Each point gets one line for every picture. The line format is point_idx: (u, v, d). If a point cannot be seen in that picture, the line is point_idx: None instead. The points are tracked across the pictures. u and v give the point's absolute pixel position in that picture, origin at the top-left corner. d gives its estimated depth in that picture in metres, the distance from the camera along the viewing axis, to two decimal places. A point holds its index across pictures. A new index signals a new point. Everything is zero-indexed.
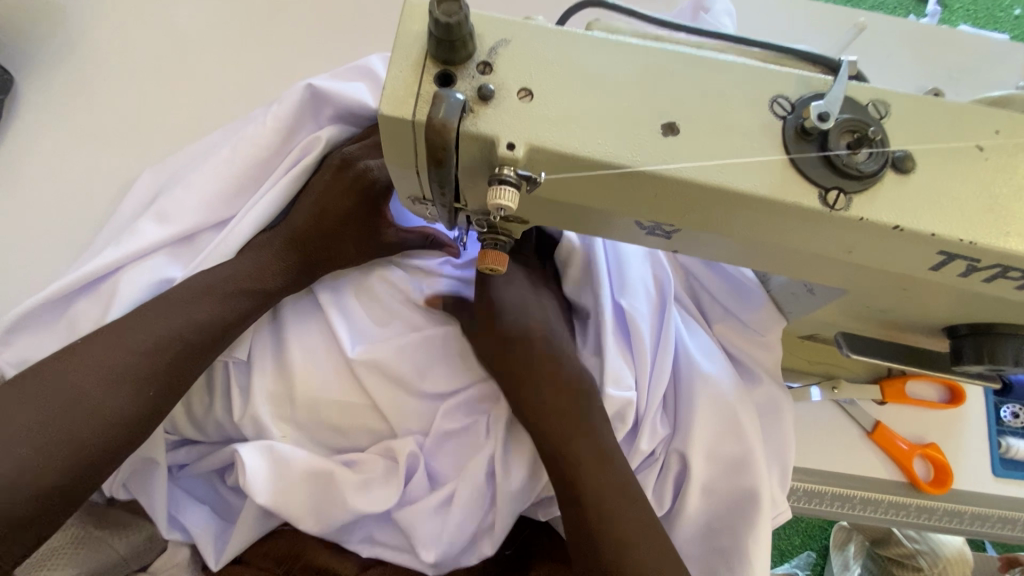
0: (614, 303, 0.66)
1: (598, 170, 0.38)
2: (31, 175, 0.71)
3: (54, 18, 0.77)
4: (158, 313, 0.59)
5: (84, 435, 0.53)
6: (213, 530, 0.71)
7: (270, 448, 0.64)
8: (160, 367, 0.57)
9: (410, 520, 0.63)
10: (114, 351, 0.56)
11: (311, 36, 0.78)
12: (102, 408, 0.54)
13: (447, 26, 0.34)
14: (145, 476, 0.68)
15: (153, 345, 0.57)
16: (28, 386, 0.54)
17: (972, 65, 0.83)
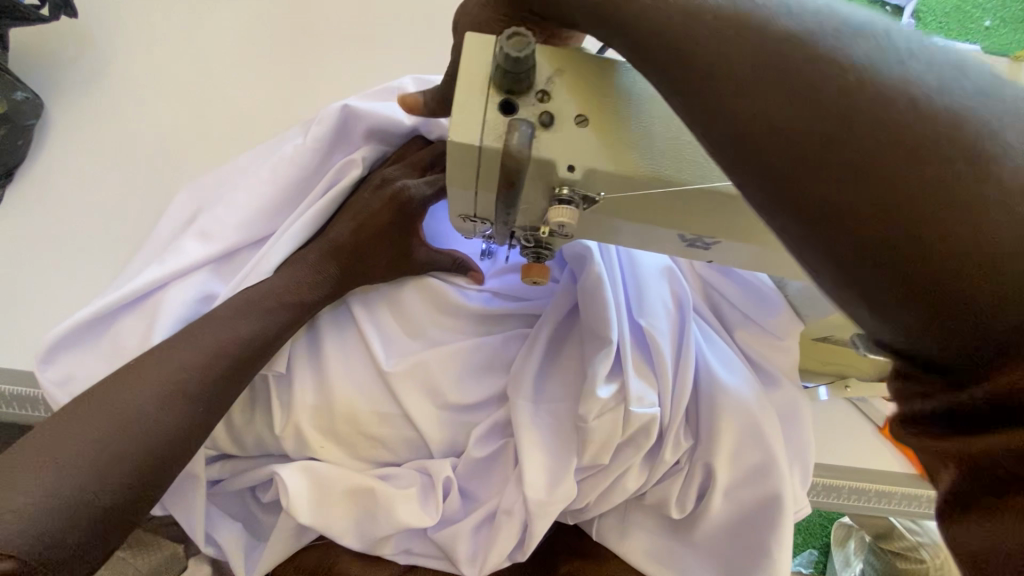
0: (632, 323, 0.64)
1: (647, 188, 0.42)
2: (62, 196, 0.72)
3: (82, 40, 0.78)
4: (205, 331, 0.61)
5: (137, 451, 0.54)
6: (245, 546, 0.72)
7: (309, 468, 0.66)
8: (209, 383, 0.58)
9: (450, 539, 0.65)
10: (166, 368, 0.58)
11: (338, 57, 0.80)
12: (154, 425, 0.55)
13: (516, 60, 0.37)
14: (180, 494, 0.68)
15: (203, 362, 0.58)
16: (85, 405, 0.55)
17: None
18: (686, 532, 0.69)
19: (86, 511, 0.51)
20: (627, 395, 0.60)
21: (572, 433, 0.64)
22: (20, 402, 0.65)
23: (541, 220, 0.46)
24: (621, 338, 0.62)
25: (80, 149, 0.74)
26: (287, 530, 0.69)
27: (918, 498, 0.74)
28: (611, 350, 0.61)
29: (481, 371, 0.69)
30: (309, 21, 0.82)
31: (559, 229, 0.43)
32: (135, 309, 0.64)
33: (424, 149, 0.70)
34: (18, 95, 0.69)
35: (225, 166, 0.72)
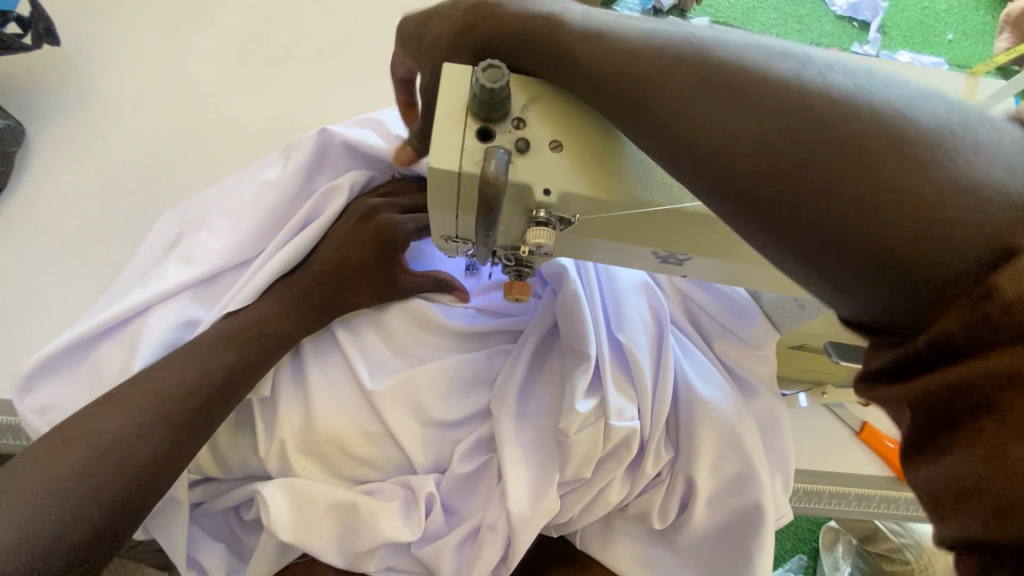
0: (611, 337, 0.65)
1: (621, 209, 0.43)
2: (43, 221, 0.72)
3: (64, 67, 0.78)
4: (189, 358, 0.61)
5: (118, 482, 0.54)
6: (227, 568, 0.72)
7: (293, 486, 0.66)
8: (194, 410, 0.59)
9: (436, 554, 0.66)
10: (150, 396, 0.58)
11: (322, 81, 0.82)
12: (139, 454, 0.55)
13: (491, 90, 0.39)
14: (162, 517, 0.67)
15: (187, 391, 0.59)
16: (68, 434, 0.55)
17: None
18: (671, 541, 0.70)
19: (66, 541, 0.50)
20: (607, 409, 0.61)
21: (554, 447, 0.64)
22: (0, 429, 0.65)
23: (519, 240, 0.48)
24: (601, 353, 0.63)
25: (62, 174, 0.74)
26: (272, 552, 0.69)
27: (895, 500, 0.76)
28: (591, 366, 0.62)
29: (465, 389, 0.70)
30: (291, 47, 0.83)
31: (537, 249, 0.45)
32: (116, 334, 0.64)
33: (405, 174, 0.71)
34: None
35: (207, 190, 0.73)
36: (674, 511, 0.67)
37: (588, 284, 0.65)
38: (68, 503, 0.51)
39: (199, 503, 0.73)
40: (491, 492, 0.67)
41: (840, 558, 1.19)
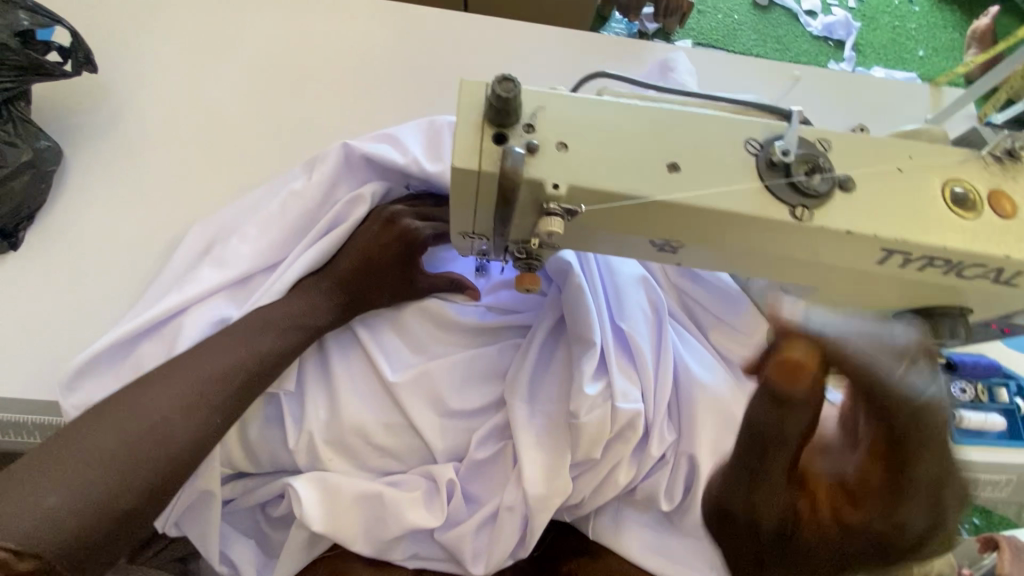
0: (614, 327, 0.70)
1: (622, 199, 0.49)
2: (82, 236, 0.77)
3: (97, 93, 0.84)
4: (218, 349, 0.66)
5: (156, 459, 0.58)
6: (257, 563, 0.75)
7: (322, 479, 0.70)
8: (227, 396, 0.63)
9: (457, 540, 0.69)
10: (184, 382, 0.62)
11: (337, 102, 0.88)
12: (175, 436, 0.60)
13: (505, 99, 0.45)
14: (195, 513, 0.70)
15: (217, 380, 0.63)
16: (107, 413, 0.59)
17: (887, 101, 1.01)
18: (677, 522, 0.75)
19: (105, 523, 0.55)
20: (613, 391, 0.67)
21: (564, 430, 0.69)
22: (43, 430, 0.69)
23: (529, 233, 0.54)
24: (605, 341, 0.68)
25: (96, 193, 0.79)
26: (299, 543, 0.72)
27: None
28: (597, 352, 0.67)
29: (478, 379, 0.75)
30: (307, 71, 0.90)
31: (547, 238, 0.50)
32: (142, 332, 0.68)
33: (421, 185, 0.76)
34: (41, 144, 0.75)
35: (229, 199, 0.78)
36: (679, 493, 0.71)
37: (590, 277, 0.71)
38: (106, 484, 0.56)
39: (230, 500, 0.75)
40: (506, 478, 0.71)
41: None
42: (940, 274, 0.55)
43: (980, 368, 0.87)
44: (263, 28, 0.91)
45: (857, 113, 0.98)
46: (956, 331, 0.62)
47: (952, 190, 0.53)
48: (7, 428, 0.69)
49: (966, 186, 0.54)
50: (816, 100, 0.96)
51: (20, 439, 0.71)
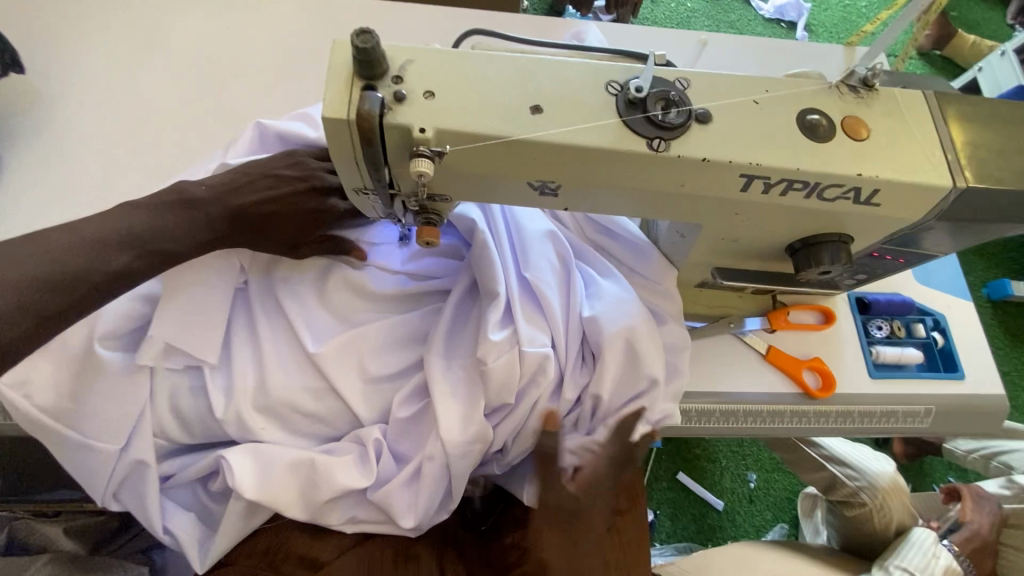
0: (520, 277, 0.74)
1: (488, 140, 0.52)
2: (12, 225, 0.79)
3: (28, 92, 0.87)
4: (48, 250, 0.65)
5: None
6: (197, 535, 0.77)
7: (254, 450, 0.73)
8: (41, 274, 0.63)
9: (386, 498, 0.72)
10: (3, 262, 0.63)
11: (263, 91, 0.92)
12: None
13: (364, 49, 0.49)
14: (133, 483, 0.74)
15: (53, 272, 0.63)
16: None
17: (800, 62, 1.05)
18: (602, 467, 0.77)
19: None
20: (519, 338, 0.69)
21: (476, 375, 0.72)
22: None
23: (415, 184, 0.57)
24: (511, 291, 0.72)
25: (26, 185, 0.82)
26: (235, 512, 0.74)
27: (805, 414, 0.83)
28: (500, 303, 0.71)
29: (402, 341, 0.78)
30: (234, 63, 0.93)
31: (423, 183, 0.53)
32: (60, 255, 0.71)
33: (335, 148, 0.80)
34: None
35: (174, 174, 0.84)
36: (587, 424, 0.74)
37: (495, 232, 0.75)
38: None
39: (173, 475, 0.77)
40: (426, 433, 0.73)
41: (818, 522, 1.58)
42: (804, 198, 0.58)
43: (894, 305, 0.90)
44: (191, 25, 0.95)
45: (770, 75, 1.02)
46: (838, 257, 0.65)
47: (807, 116, 0.56)
48: None
49: (821, 113, 0.57)
50: (728, 64, 1.01)
51: None
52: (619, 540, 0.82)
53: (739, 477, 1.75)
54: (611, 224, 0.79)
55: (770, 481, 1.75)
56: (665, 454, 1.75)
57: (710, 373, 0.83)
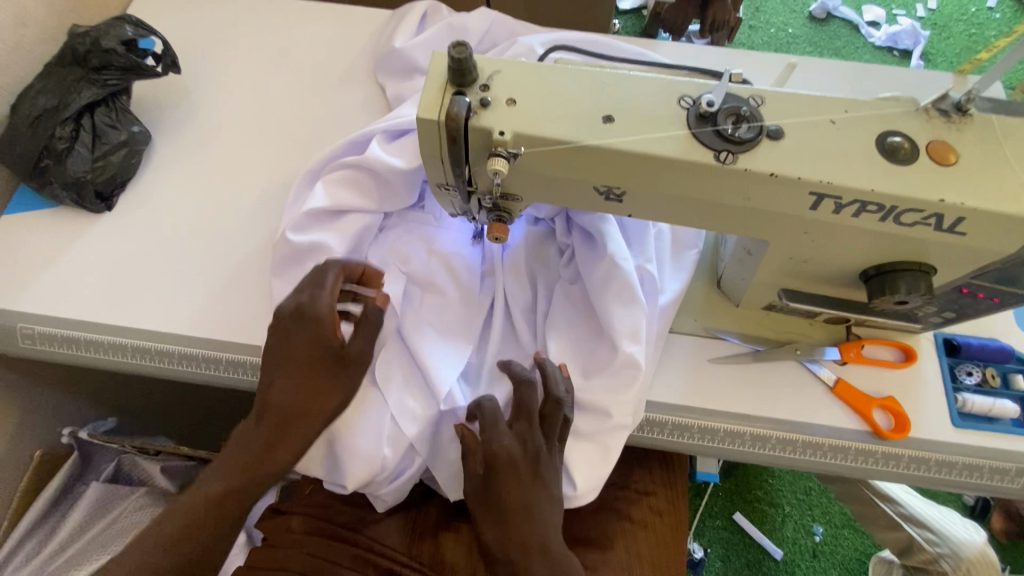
0: (575, 237, 0.84)
1: (562, 145, 0.56)
2: (155, 198, 0.94)
3: (182, 89, 1.03)
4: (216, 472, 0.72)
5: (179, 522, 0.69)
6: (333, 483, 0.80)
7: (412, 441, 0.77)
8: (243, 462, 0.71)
9: None
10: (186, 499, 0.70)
11: (369, 96, 1.03)
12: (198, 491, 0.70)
13: (458, 60, 0.55)
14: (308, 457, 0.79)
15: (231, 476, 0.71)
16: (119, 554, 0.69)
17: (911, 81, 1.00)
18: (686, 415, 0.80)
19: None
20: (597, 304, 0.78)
21: (576, 352, 0.79)
22: (116, 348, 0.84)
23: (491, 182, 0.63)
24: (573, 247, 0.84)
25: (171, 167, 0.96)
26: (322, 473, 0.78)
27: (872, 454, 0.79)
28: (565, 279, 0.85)
29: (529, 344, 0.82)
30: (349, 71, 1.05)
31: (498, 180, 0.59)
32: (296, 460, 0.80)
33: (389, 192, 0.85)
34: (135, 128, 0.93)
35: (277, 176, 0.95)
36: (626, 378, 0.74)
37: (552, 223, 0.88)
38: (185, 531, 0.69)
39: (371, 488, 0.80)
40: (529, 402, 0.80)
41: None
42: (878, 220, 0.57)
43: (988, 351, 0.82)
44: (316, 39, 1.09)
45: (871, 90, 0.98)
46: (917, 286, 0.62)
47: (888, 139, 0.56)
48: (85, 344, 0.85)
49: (903, 136, 0.56)
50: (824, 80, 0.98)
51: (89, 353, 0.85)
52: (650, 548, 0.81)
53: (804, 528, 1.66)
54: (633, 222, 0.82)
55: (838, 538, 1.65)
56: (723, 494, 1.69)
57: (771, 397, 0.81)
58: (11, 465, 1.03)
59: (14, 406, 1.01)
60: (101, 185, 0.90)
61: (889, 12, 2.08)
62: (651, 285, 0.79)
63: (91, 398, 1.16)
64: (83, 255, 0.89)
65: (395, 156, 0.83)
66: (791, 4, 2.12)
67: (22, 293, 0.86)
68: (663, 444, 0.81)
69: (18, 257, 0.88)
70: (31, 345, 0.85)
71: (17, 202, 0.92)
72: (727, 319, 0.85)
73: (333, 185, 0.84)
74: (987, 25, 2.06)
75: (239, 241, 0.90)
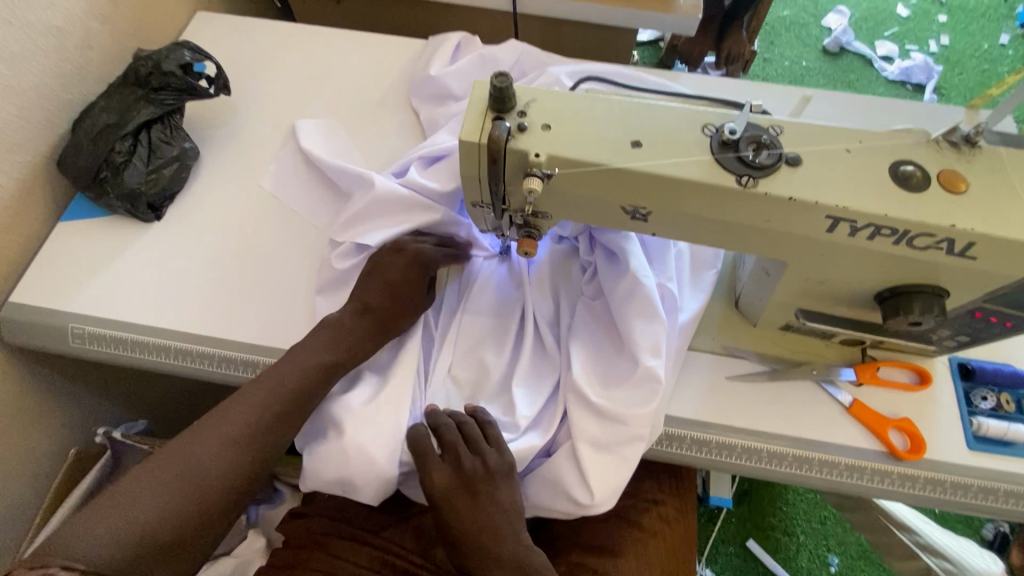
0: (598, 252, 0.88)
1: (593, 167, 0.61)
2: (201, 208, 0.99)
3: (229, 110, 1.10)
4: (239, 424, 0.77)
5: (193, 479, 0.74)
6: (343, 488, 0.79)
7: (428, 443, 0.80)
8: (250, 440, 0.77)
9: (551, 469, 0.78)
10: (197, 455, 0.75)
11: (404, 119, 1.09)
12: (203, 468, 0.74)
13: (500, 88, 0.60)
14: (318, 460, 0.79)
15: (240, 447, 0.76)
16: (128, 496, 0.72)
17: (926, 113, 1.03)
18: (703, 431, 0.82)
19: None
20: (622, 319, 0.80)
21: (600, 365, 0.82)
22: (160, 349, 0.89)
23: (524, 200, 0.67)
24: (597, 262, 0.88)
25: (217, 180, 1.02)
26: (332, 476, 0.78)
27: (888, 474, 0.80)
28: (589, 293, 0.88)
29: (554, 355, 0.85)
30: (385, 95, 1.12)
31: (531, 198, 0.63)
32: (310, 481, 0.79)
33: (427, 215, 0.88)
34: (186, 145, 1.00)
35: (314, 191, 1.01)
36: (650, 393, 0.77)
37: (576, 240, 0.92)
38: (186, 488, 0.73)
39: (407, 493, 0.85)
40: (555, 413, 0.82)
41: None
42: (891, 243, 0.60)
43: (1003, 376, 0.84)
44: (355, 66, 1.16)
45: (887, 121, 1.02)
46: (929, 309, 0.65)
47: (900, 168, 0.59)
48: (131, 345, 0.90)
49: (915, 165, 0.60)
50: (841, 112, 1.03)
51: (134, 354, 0.90)
52: (664, 558, 0.82)
53: (818, 559, 1.64)
54: (654, 240, 0.86)
55: (853, 570, 1.63)
56: (735, 521, 1.68)
57: (788, 415, 0.83)
58: (45, 462, 1.06)
59: (56, 404, 1.05)
60: (153, 197, 0.96)
61: (902, 47, 2.14)
62: (670, 301, 0.82)
63: (125, 400, 1.21)
64: (132, 261, 0.95)
65: (431, 180, 0.90)
66: (805, 38, 2.19)
67: (75, 295, 0.92)
68: (680, 458, 0.83)
69: (71, 262, 0.94)
70: (80, 344, 0.90)
71: (74, 210, 0.98)
72: (745, 339, 0.88)
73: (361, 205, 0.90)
74: (1000, 61, 2.11)
75: (278, 252, 0.95)
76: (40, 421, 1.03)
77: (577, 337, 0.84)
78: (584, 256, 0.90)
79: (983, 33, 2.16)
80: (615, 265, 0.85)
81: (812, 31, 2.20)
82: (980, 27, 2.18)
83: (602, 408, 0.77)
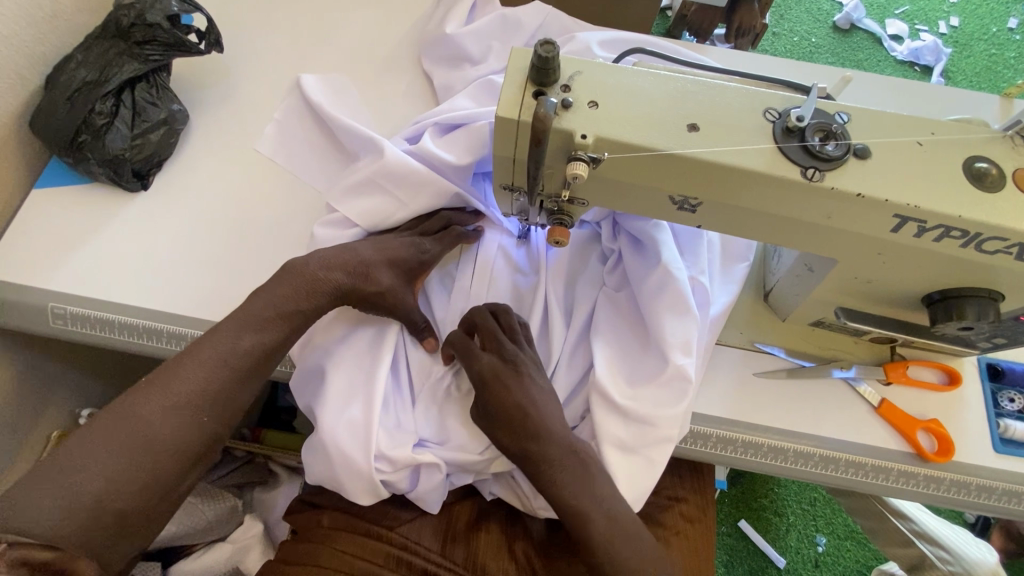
0: (623, 239, 0.82)
1: (645, 153, 0.55)
2: (192, 178, 0.91)
3: (221, 69, 1.01)
4: (193, 380, 0.68)
5: (148, 440, 0.64)
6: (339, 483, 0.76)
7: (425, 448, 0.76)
8: (210, 394, 0.68)
9: None
10: (148, 412, 0.65)
11: (413, 85, 1.01)
12: (154, 427, 0.65)
13: (544, 58, 0.54)
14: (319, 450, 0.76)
15: (199, 402, 0.67)
16: (68, 462, 0.62)
17: (964, 99, 0.98)
18: (729, 429, 0.79)
19: (106, 558, 0.62)
20: (652, 314, 0.76)
21: (625, 360, 0.78)
22: (151, 333, 0.82)
23: (561, 184, 0.61)
24: (622, 250, 0.82)
25: (209, 147, 0.94)
26: (330, 469, 0.75)
27: (914, 476, 0.78)
28: (612, 283, 0.84)
29: (575, 348, 0.81)
30: (392, 57, 1.03)
31: (574, 184, 0.58)
32: (309, 471, 0.78)
33: (439, 187, 0.82)
34: (174, 107, 0.91)
35: (314, 160, 0.93)
36: (678, 393, 0.73)
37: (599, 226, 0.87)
38: (136, 449, 0.64)
39: (412, 489, 0.78)
40: (575, 410, 0.79)
41: None
42: (958, 245, 0.56)
43: None
44: (357, 23, 1.06)
45: (920, 105, 0.97)
46: (985, 314, 0.61)
47: (975, 164, 0.55)
48: (120, 327, 0.82)
49: (990, 161, 0.55)
50: (874, 94, 0.98)
51: (123, 337, 0.83)
52: (684, 556, 0.80)
53: (807, 538, 1.67)
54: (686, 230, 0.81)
55: (840, 550, 1.66)
56: (728, 501, 1.70)
57: (816, 414, 0.80)
58: (26, 446, 0.99)
59: (35, 385, 0.99)
60: (138, 163, 0.87)
61: (912, 27, 2.07)
62: (700, 294, 0.78)
63: (109, 380, 1.14)
64: (117, 236, 0.86)
65: (445, 152, 0.82)
66: (816, 12, 2.11)
67: (53, 272, 0.84)
68: (700, 455, 0.80)
69: (50, 234, 0.86)
70: (62, 326, 0.83)
71: (49, 176, 0.89)
72: (774, 333, 0.84)
73: (366, 172, 0.83)
74: (1008, 45, 2.06)
75: (278, 228, 0.88)
76: (20, 404, 0.96)
77: (600, 330, 0.80)
78: (608, 244, 0.85)
79: (994, 15, 2.11)
80: (643, 255, 0.80)
81: (823, 6, 2.12)
82: (990, 9, 2.12)
83: (629, 410, 0.73)
